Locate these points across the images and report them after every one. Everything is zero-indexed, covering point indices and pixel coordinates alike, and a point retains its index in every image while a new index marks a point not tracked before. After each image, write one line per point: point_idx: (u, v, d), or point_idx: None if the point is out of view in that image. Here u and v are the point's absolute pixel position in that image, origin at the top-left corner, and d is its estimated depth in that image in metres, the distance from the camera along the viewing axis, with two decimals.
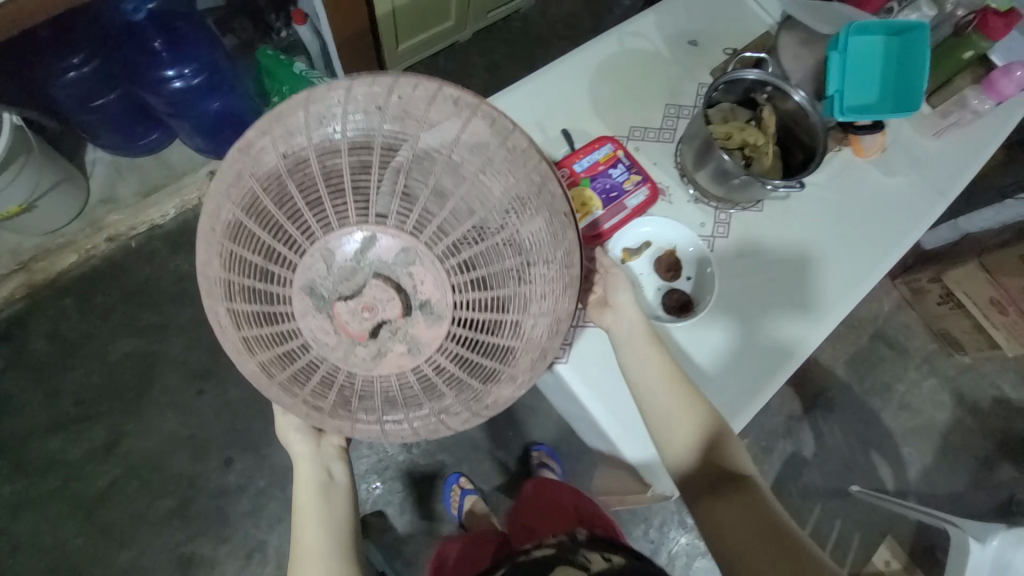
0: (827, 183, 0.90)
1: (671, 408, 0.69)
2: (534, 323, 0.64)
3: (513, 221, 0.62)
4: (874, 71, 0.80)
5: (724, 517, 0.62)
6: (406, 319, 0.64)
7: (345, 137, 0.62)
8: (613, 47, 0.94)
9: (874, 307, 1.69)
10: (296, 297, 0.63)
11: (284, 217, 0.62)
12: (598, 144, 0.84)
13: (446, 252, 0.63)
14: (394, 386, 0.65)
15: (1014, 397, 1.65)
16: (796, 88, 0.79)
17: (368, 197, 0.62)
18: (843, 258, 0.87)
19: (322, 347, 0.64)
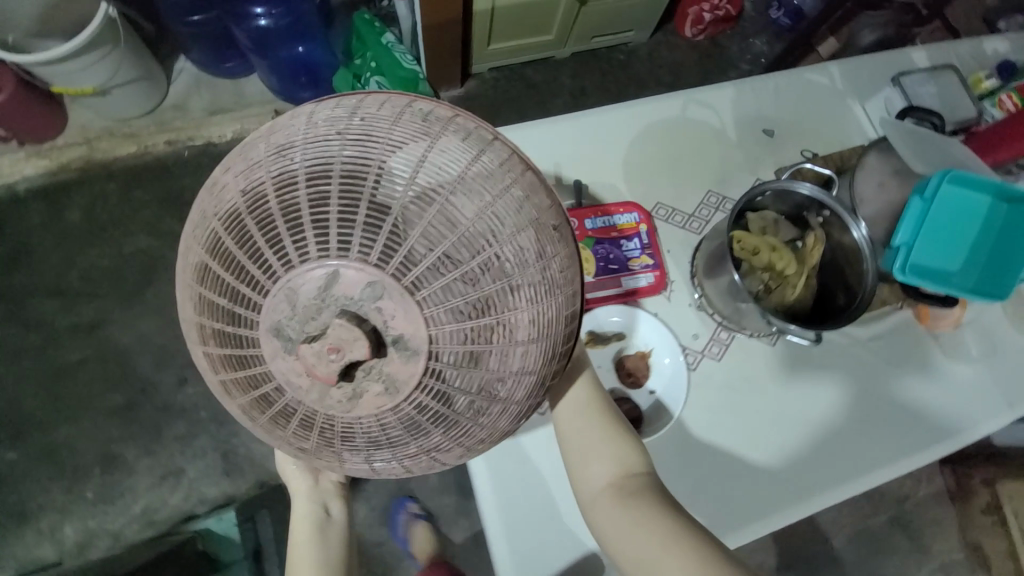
0: (869, 344, 0.76)
1: (592, 424, 0.60)
2: (524, 351, 0.51)
3: (491, 239, 0.49)
4: (960, 234, 0.64)
5: (621, 519, 0.54)
6: (380, 357, 0.47)
7: (302, 165, 0.48)
8: (672, 111, 0.84)
9: (905, 488, 1.44)
10: (261, 336, 0.48)
11: (242, 254, 0.48)
12: (623, 209, 0.74)
13: (422, 283, 0.47)
14: (376, 428, 0.50)
15: None
16: (858, 222, 0.65)
17: (332, 223, 0.47)
18: (918, 384, 0.76)
19: (296, 392, 0.49)
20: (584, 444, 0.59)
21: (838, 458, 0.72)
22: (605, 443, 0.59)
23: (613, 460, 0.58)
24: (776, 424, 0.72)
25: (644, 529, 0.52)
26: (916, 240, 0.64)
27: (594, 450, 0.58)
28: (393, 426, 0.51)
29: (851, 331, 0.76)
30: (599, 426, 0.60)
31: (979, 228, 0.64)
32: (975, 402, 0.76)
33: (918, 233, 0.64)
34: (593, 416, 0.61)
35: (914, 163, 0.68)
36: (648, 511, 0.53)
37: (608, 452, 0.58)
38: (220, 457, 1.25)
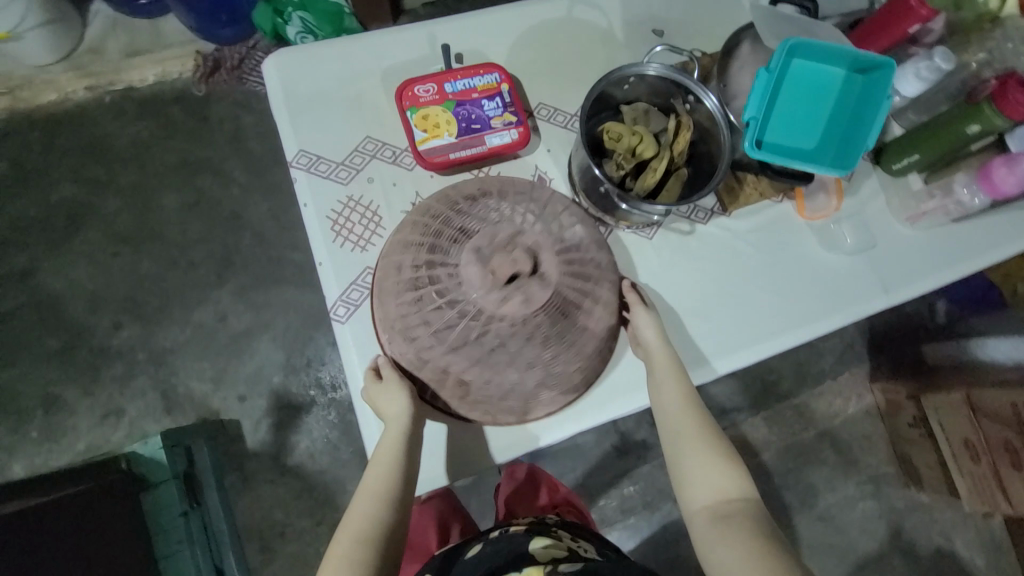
0: (749, 230, 0.79)
1: (689, 437, 0.65)
2: (598, 318, 0.63)
3: (590, 246, 0.64)
4: (814, 112, 0.65)
5: (723, 541, 0.57)
6: (529, 279, 0.57)
7: (504, 182, 0.66)
8: (557, 14, 0.83)
9: (836, 404, 1.54)
10: (461, 254, 0.59)
11: (452, 210, 0.63)
12: (483, 70, 0.74)
13: (565, 252, 0.61)
14: (504, 332, 0.57)
15: (962, 554, 1.48)
16: (708, 91, 0.67)
17: (514, 204, 0.62)
18: (809, 264, 0.79)
19: (466, 290, 0.58)
20: (682, 445, 0.65)
21: (713, 333, 0.76)
22: (715, 472, 0.62)
23: (712, 479, 0.62)
24: (667, 297, 0.76)
25: (730, 535, 0.57)
26: (769, 115, 0.65)
27: (695, 464, 0.63)
28: (513, 341, 0.58)
29: (728, 223, 0.78)
30: (699, 434, 0.65)
31: (833, 109, 0.65)
32: (861, 295, 0.79)
33: (771, 107, 0.65)
34: (694, 424, 0.66)
35: (768, 38, 0.68)
36: (740, 532, 0.57)
37: (705, 462, 0.63)
38: (160, 396, 1.28)
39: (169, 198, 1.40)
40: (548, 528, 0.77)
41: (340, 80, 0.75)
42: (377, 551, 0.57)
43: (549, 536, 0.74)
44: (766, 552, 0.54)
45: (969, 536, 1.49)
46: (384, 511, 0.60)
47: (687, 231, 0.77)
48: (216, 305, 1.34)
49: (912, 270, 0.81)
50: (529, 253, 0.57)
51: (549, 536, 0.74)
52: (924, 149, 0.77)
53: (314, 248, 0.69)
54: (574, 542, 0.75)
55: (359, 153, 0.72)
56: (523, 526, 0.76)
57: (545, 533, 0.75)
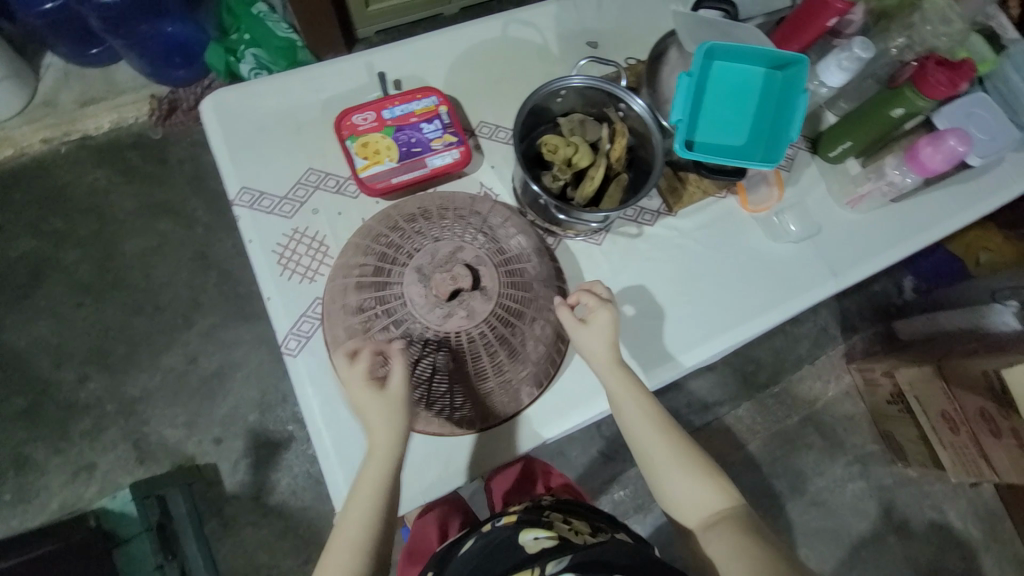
0: (696, 229, 0.80)
1: (662, 457, 0.63)
2: (542, 325, 0.64)
3: (530, 254, 0.66)
4: (740, 110, 0.67)
5: (717, 552, 0.57)
6: (471, 294, 0.59)
7: (444, 199, 0.67)
8: (492, 34, 0.84)
9: (816, 389, 1.56)
10: (407, 273, 0.60)
11: (394, 232, 0.64)
12: (420, 95, 0.76)
13: (505, 264, 0.62)
14: (450, 348, 0.59)
15: (957, 525, 1.49)
16: (634, 96, 0.69)
17: (455, 223, 0.64)
18: (759, 258, 0.80)
19: (411, 309, 0.59)
20: (659, 469, 0.63)
21: (673, 331, 0.77)
22: (695, 486, 0.62)
23: (695, 498, 0.61)
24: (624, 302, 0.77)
25: (721, 542, 0.57)
26: (695, 116, 0.67)
27: (675, 481, 0.62)
28: (461, 356, 0.59)
29: (674, 222, 0.80)
30: (673, 451, 0.63)
31: (756, 107, 0.68)
32: (813, 281, 0.80)
33: (697, 109, 0.67)
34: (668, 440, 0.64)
35: (687, 43, 0.70)
36: (727, 542, 0.57)
37: (682, 479, 0.62)
38: (132, 446, 1.25)
39: (130, 244, 1.38)
40: (540, 514, 0.71)
41: (282, 115, 0.75)
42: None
43: (542, 525, 0.68)
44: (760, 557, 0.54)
45: (961, 506, 1.50)
46: (358, 556, 0.53)
47: (636, 233, 0.79)
48: (185, 347, 1.32)
49: (858, 251, 0.83)
50: (470, 269, 0.59)
51: (541, 525, 0.68)
52: (854, 136, 0.80)
53: (261, 283, 0.69)
54: (569, 529, 0.69)
55: (302, 185, 0.73)
56: (514, 517, 0.70)
57: (536, 523, 0.69)
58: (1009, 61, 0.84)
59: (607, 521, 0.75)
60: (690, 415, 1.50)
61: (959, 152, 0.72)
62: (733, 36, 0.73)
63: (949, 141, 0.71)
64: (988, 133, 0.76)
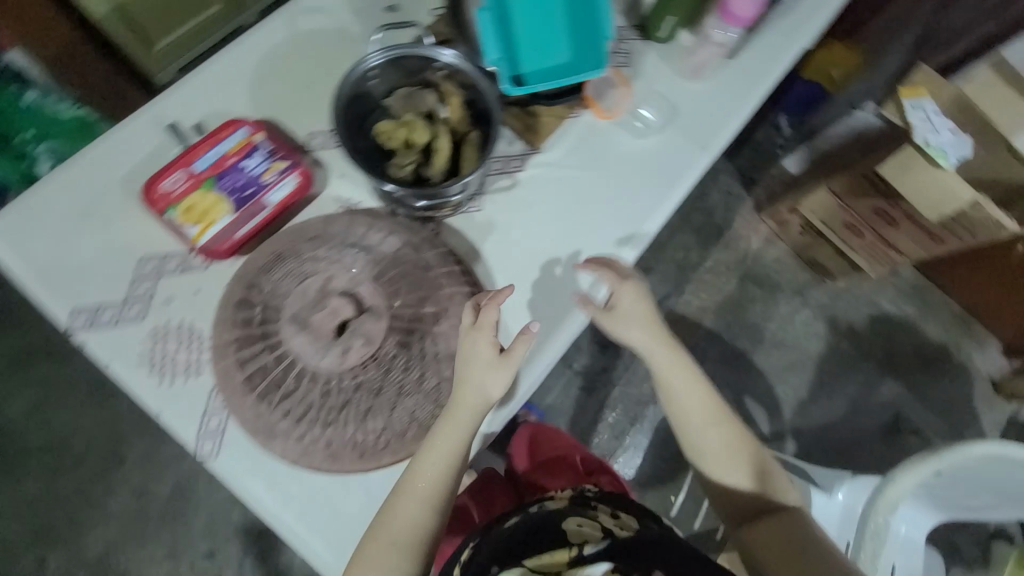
0: (568, 153, 0.79)
1: (730, 449, 0.69)
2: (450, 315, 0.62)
3: (406, 252, 0.64)
4: (550, 26, 0.65)
5: (764, 538, 0.66)
6: (361, 317, 0.59)
7: (295, 235, 0.62)
8: (280, 36, 0.75)
9: (742, 247, 1.66)
10: (284, 326, 0.59)
11: (256, 291, 0.60)
12: (227, 132, 0.67)
13: (384, 275, 0.61)
14: (363, 378, 0.59)
15: (892, 311, 1.63)
16: (439, 48, 0.64)
17: (317, 254, 0.61)
18: (646, 154, 0.81)
19: (307, 358, 0.58)
20: (722, 463, 0.69)
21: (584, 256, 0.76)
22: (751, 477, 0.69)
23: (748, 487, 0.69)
24: (529, 253, 0.75)
25: (765, 532, 0.66)
26: (512, 49, 0.64)
27: (728, 472, 0.69)
28: (377, 381, 0.59)
29: (544, 158, 0.78)
30: (729, 446, 0.69)
31: (568, 17, 0.65)
32: (689, 160, 0.81)
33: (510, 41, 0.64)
34: (726, 437, 0.69)
35: None
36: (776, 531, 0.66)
37: (741, 471, 0.69)
38: None
39: (13, 407, 1.22)
40: (585, 502, 0.67)
41: (81, 212, 0.65)
42: (414, 552, 0.55)
43: (587, 516, 0.66)
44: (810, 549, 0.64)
45: (891, 293, 1.64)
46: (425, 517, 0.56)
47: (511, 184, 0.76)
48: (130, 482, 1.21)
49: (717, 117, 0.84)
50: (346, 298, 0.60)
51: (586, 515, 0.66)
52: (675, 8, 0.81)
53: (143, 398, 0.62)
54: (614, 522, 0.66)
55: (142, 279, 0.64)
56: (562, 501, 0.67)
57: (581, 511, 0.66)
58: None
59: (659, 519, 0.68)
60: None
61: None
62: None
63: None
64: None
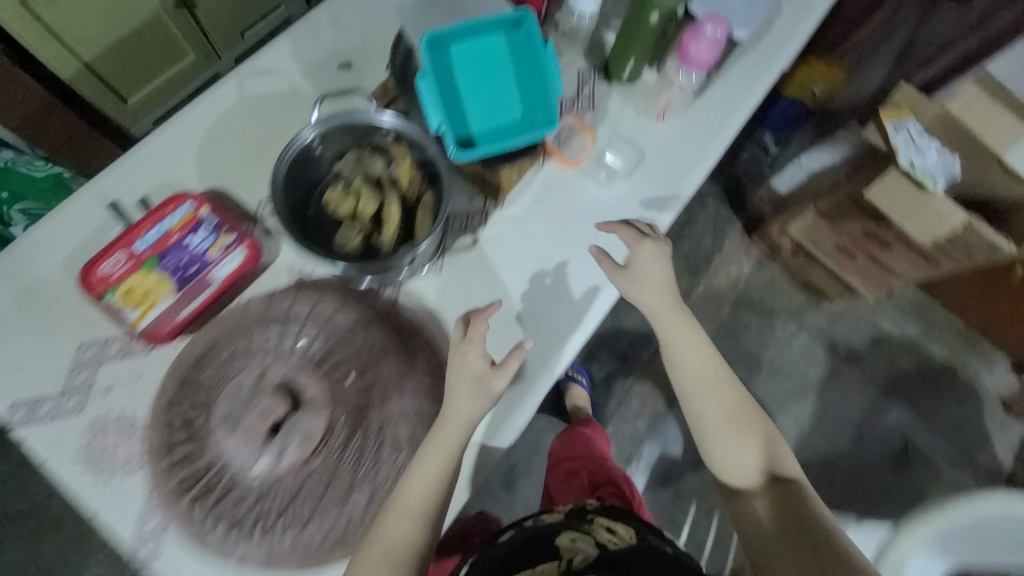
0: (533, 203, 0.76)
1: (731, 415, 0.68)
2: (392, 402, 0.62)
3: (347, 341, 0.64)
4: (499, 84, 0.62)
5: (761, 507, 0.64)
6: (295, 414, 0.60)
7: (240, 325, 0.62)
8: (230, 102, 0.74)
9: (733, 273, 1.61)
10: (217, 426, 0.59)
11: (190, 391, 0.60)
12: (171, 207, 0.65)
13: (324, 364, 0.62)
14: (298, 477, 0.58)
15: (895, 331, 1.58)
16: (378, 111, 0.61)
17: (254, 350, 0.62)
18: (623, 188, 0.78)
19: (237, 461, 0.58)
20: (722, 430, 0.68)
21: (551, 311, 0.72)
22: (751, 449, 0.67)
23: (748, 459, 0.67)
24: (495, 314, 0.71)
25: (759, 512, 0.64)
26: (457, 110, 0.61)
27: (732, 449, 0.68)
28: (313, 480, 0.58)
29: (507, 213, 0.75)
30: (727, 415, 0.69)
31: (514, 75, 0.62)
32: (660, 204, 0.78)
33: (454, 102, 0.61)
34: (725, 404, 0.69)
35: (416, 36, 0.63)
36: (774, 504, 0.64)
37: (742, 441, 0.68)
38: None
39: None
40: (581, 517, 0.68)
41: (18, 301, 0.63)
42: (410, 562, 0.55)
43: (580, 529, 0.65)
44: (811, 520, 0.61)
45: (892, 312, 1.59)
46: (415, 529, 0.55)
47: (471, 243, 0.73)
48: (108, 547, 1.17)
49: (686, 158, 0.81)
50: (279, 394, 0.60)
51: (579, 529, 0.65)
52: (635, 52, 0.78)
53: (81, 499, 0.58)
54: (609, 535, 0.64)
55: (81, 368, 0.61)
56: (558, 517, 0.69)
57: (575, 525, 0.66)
58: None
59: (654, 533, 0.66)
60: (637, 352, 1.46)
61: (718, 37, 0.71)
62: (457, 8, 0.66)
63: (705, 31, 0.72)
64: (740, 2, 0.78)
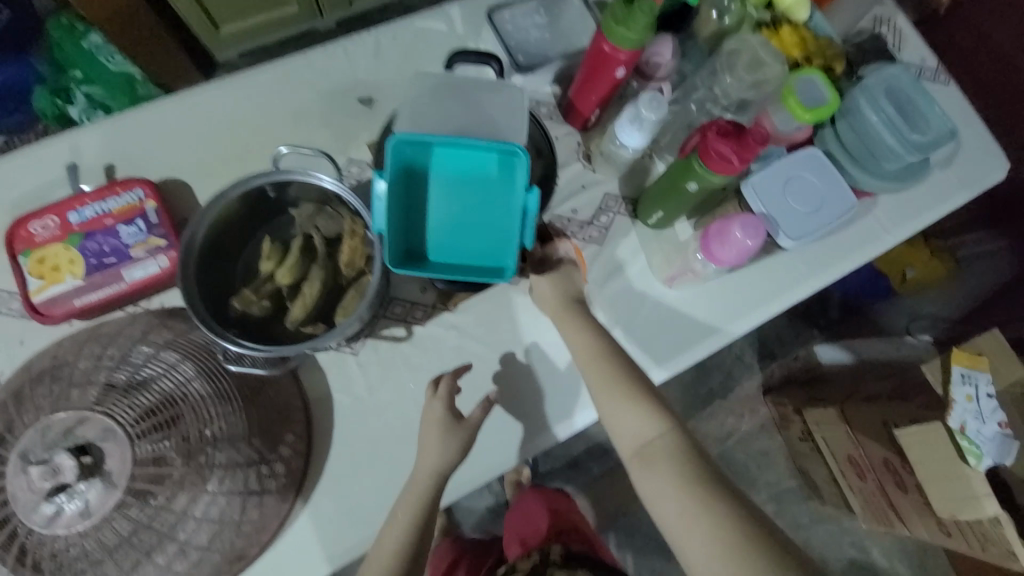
0: (488, 322, 0.68)
1: (609, 382, 0.58)
2: (210, 498, 0.52)
3: (197, 413, 0.54)
4: (474, 204, 0.54)
5: (650, 489, 0.53)
6: (86, 482, 0.49)
7: (103, 341, 0.56)
8: (237, 96, 0.71)
9: (729, 423, 1.35)
10: (14, 458, 0.50)
11: (19, 404, 0.53)
12: (120, 188, 0.62)
13: (148, 429, 0.52)
14: (74, 546, 0.49)
15: (881, 564, 1.30)
16: (318, 175, 0.55)
17: (92, 382, 0.53)
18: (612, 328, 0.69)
19: (18, 503, 0.49)
20: (603, 405, 0.58)
21: None
22: (634, 414, 0.56)
23: (635, 428, 0.55)
24: (390, 422, 0.64)
25: (659, 496, 0.52)
26: (413, 216, 0.54)
27: (617, 412, 0.57)
28: (85, 556, 0.50)
29: (453, 319, 0.67)
30: (607, 387, 0.58)
31: (490, 203, 0.54)
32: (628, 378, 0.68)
33: (413, 208, 0.54)
34: (605, 373, 0.59)
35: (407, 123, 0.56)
36: (669, 475, 0.53)
37: (622, 408, 0.56)
38: None
39: None
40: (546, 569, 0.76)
41: None
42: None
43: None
44: (707, 504, 0.50)
45: (887, 544, 1.31)
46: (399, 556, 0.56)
47: (404, 334, 0.66)
48: None
49: (679, 338, 0.70)
50: (75, 456, 0.49)
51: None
52: (665, 207, 0.66)
53: None
54: None
55: None
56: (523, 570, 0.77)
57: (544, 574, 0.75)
58: (862, 93, 0.69)
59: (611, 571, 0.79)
60: (589, 463, 1.28)
61: (754, 245, 0.60)
62: (473, 96, 0.58)
63: (735, 233, 0.60)
64: (807, 205, 0.63)
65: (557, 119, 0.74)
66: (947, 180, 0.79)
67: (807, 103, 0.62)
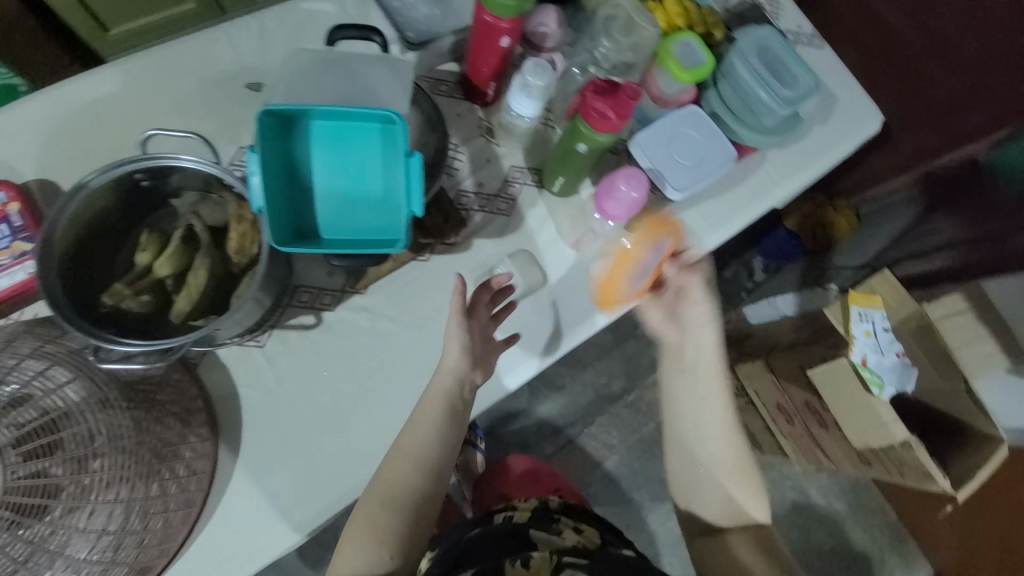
0: (400, 298, 0.67)
1: (725, 457, 0.64)
2: (100, 508, 0.49)
3: (81, 419, 0.50)
4: (360, 176, 0.53)
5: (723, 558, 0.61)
6: None
7: None
8: (109, 89, 0.66)
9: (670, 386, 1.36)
10: None
11: None
12: None
13: (26, 439, 0.47)
14: None
15: (819, 502, 1.32)
16: (177, 158, 0.52)
17: None
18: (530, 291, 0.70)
19: None
20: (703, 471, 0.64)
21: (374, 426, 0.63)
22: (737, 492, 0.63)
23: (726, 501, 0.63)
24: (304, 411, 0.62)
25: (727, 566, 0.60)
26: (300, 194, 0.54)
27: (697, 491, 0.65)
28: None
29: (364, 301, 0.66)
30: (725, 463, 0.64)
31: (376, 175, 0.53)
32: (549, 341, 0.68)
33: (299, 187, 0.53)
34: (724, 450, 0.64)
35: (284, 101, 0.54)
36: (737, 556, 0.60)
37: (730, 482, 0.63)
38: None
39: None
40: (548, 517, 0.66)
41: None
42: (406, 513, 0.58)
43: (551, 531, 0.63)
44: None
45: (821, 482, 1.33)
46: (421, 478, 0.59)
47: (313, 322, 0.65)
48: None
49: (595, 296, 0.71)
50: None
51: (550, 530, 0.64)
52: (565, 173, 0.68)
53: None
54: (576, 535, 0.64)
55: None
56: (528, 513, 0.66)
57: (546, 525, 0.65)
58: (737, 54, 0.74)
59: (614, 533, 0.69)
60: (540, 442, 1.29)
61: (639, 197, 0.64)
62: (355, 72, 0.57)
63: (622, 186, 0.64)
64: (691, 157, 0.67)
65: (457, 96, 0.74)
66: (828, 134, 0.84)
67: (682, 65, 0.66)
